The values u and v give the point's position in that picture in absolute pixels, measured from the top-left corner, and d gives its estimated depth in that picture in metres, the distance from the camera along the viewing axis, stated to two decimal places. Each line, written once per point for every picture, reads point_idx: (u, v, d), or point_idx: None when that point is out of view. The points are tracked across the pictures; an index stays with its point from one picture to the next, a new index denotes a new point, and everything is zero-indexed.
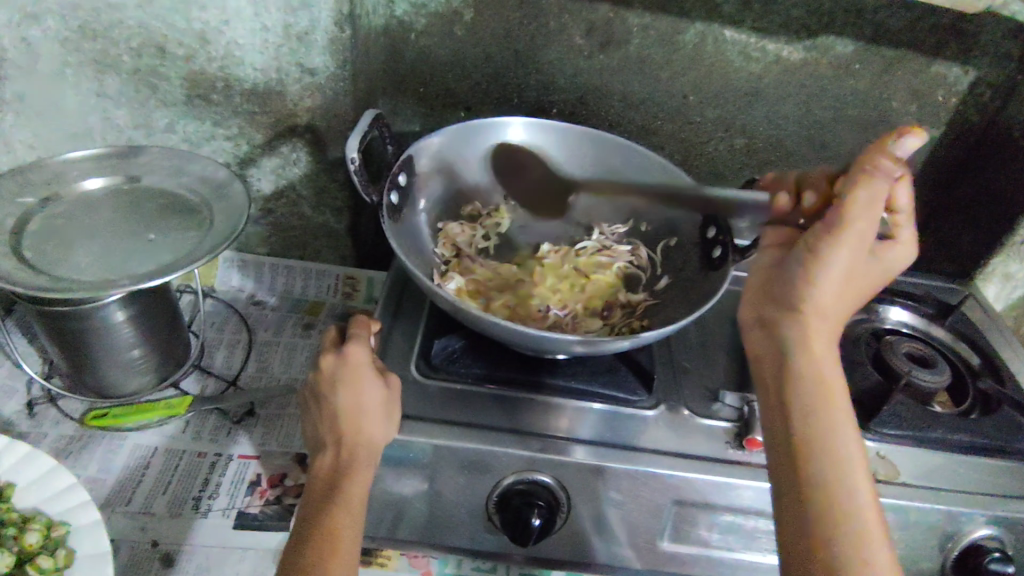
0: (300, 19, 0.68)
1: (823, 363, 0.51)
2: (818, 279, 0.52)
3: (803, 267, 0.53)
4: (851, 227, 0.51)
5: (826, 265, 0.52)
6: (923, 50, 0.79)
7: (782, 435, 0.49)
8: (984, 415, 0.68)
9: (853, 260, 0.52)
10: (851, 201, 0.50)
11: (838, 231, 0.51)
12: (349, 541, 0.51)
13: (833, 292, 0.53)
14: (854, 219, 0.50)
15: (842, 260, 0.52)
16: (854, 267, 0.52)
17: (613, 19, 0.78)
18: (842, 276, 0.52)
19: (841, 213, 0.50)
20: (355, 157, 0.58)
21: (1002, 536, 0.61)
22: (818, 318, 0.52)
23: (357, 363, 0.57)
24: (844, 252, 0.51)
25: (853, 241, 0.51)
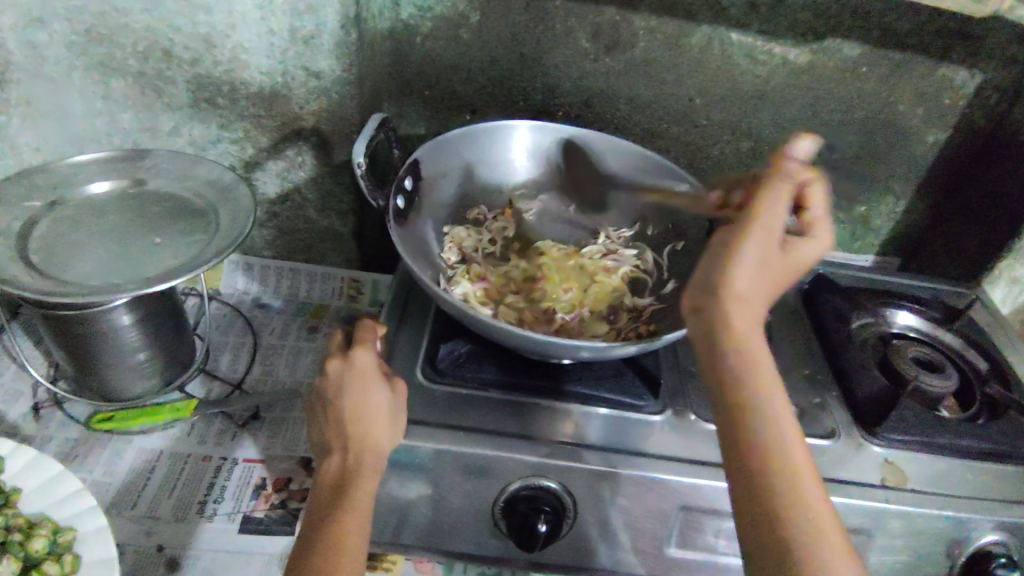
0: (307, 22, 0.68)
1: (751, 358, 0.45)
2: (735, 276, 0.46)
3: (710, 265, 0.48)
4: (763, 219, 0.47)
5: (739, 263, 0.46)
6: (930, 54, 0.79)
7: (732, 443, 0.44)
8: (992, 420, 0.68)
9: (773, 253, 0.47)
10: (763, 193, 0.47)
11: (752, 223, 0.47)
12: (355, 546, 0.51)
13: (764, 285, 0.47)
14: (768, 210, 0.47)
15: (762, 255, 0.47)
16: (772, 260, 0.47)
17: (619, 22, 0.78)
18: (763, 269, 0.47)
19: (755, 208, 0.47)
20: (361, 161, 0.58)
21: (1010, 543, 0.61)
22: (754, 307, 0.47)
23: (362, 368, 0.57)
24: (761, 246, 0.47)
25: (768, 233, 0.47)
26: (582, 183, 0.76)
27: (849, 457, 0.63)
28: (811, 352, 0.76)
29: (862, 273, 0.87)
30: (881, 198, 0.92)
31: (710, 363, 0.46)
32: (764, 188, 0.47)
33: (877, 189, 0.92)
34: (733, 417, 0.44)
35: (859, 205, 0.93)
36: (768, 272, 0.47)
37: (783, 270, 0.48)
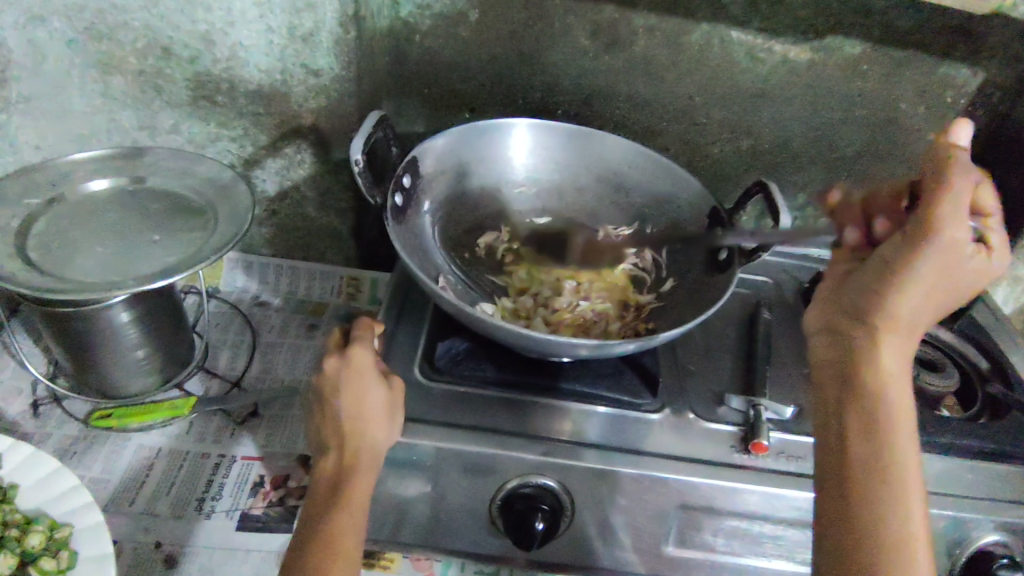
0: (305, 20, 0.68)
1: (891, 370, 0.46)
2: (897, 293, 0.47)
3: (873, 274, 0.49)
4: (945, 238, 0.45)
5: (902, 274, 0.47)
6: (931, 51, 0.78)
7: (844, 439, 0.45)
8: (992, 420, 0.68)
9: (943, 276, 0.46)
10: (935, 206, 0.46)
11: (926, 238, 0.46)
12: (352, 544, 0.51)
13: (918, 304, 0.47)
14: (947, 228, 0.45)
15: (925, 274, 0.46)
16: (936, 280, 0.46)
17: (619, 20, 0.78)
18: (923, 287, 0.46)
19: (928, 220, 0.46)
20: (359, 158, 0.58)
21: (1012, 543, 0.60)
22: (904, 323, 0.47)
23: (360, 366, 0.57)
24: (936, 265, 0.46)
25: (944, 255, 0.46)
26: (582, 181, 0.76)
27: None
28: None
29: None
30: None
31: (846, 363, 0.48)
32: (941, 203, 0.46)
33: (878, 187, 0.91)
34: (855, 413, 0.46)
35: None
36: (932, 289, 0.46)
37: (947, 285, 0.47)
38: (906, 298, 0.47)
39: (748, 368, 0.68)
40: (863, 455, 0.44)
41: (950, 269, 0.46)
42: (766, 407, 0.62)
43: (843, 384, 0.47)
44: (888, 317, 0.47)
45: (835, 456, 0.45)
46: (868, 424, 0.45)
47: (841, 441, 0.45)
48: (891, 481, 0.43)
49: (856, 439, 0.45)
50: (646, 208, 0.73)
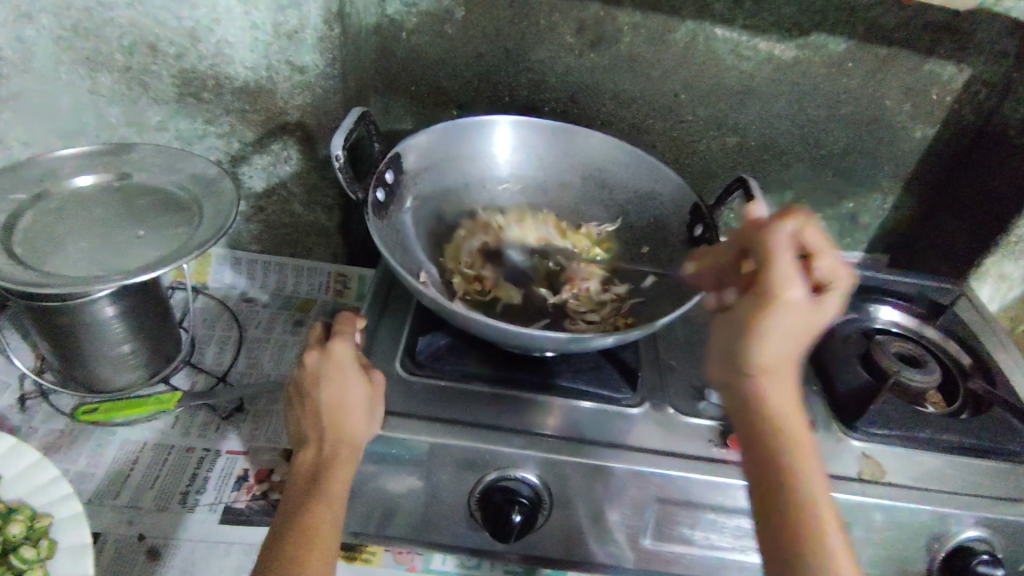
0: (290, 17, 0.68)
1: (775, 414, 0.46)
2: (757, 344, 0.46)
3: (739, 338, 0.47)
4: (784, 295, 0.45)
5: (757, 328, 0.46)
6: (916, 48, 0.79)
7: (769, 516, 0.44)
8: (974, 416, 0.68)
9: (807, 323, 0.46)
10: (764, 259, 0.46)
11: (768, 300, 0.45)
12: (328, 535, 0.51)
13: (790, 355, 0.46)
14: (783, 285, 0.45)
15: (789, 327, 0.45)
16: (801, 331, 0.46)
17: (604, 17, 0.78)
18: (790, 342, 0.46)
19: (767, 279, 0.46)
20: (339, 154, 0.58)
21: (991, 538, 0.60)
22: (786, 377, 0.47)
23: (340, 360, 0.57)
24: (786, 320, 0.45)
25: (796, 310, 0.45)
26: (565, 178, 0.76)
27: (826, 450, 0.63)
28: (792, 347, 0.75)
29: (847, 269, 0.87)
30: (869, 194, 0.93)
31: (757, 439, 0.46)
32: (768, 261, 0.46)
33: (864, 184, 0.92)
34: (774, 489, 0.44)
35: (846, 201, 0.94)
36: (793, 340, 0.46)
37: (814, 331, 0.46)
38: (770, 340, 0.45)
39: None
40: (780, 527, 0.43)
41: (813, 314, 0.46)
42: None
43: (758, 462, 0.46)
44: (768, 378, 0.47)
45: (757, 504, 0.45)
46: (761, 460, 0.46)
47: (761, 487, 0.45)
48: (817, 539, 0.42)
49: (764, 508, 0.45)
50: (630, 203, 0.73)
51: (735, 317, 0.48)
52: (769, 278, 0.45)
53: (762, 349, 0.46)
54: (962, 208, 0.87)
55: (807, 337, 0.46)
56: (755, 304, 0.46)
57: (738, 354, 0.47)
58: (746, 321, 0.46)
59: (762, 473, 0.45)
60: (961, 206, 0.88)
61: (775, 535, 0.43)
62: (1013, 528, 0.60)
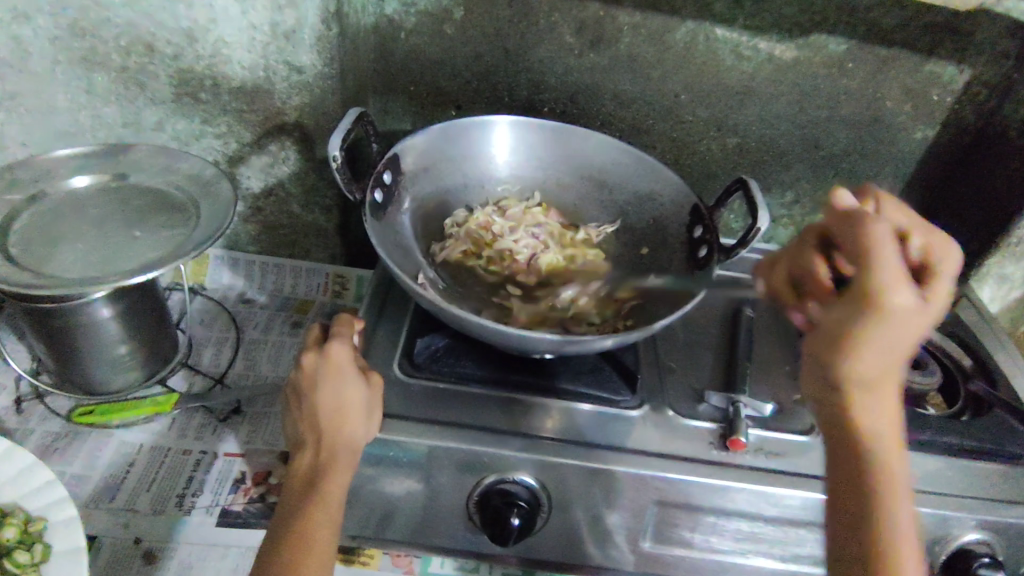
0: (288, 17, 0.68)
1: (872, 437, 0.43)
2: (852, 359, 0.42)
3: (831, 344, 0.43)
4: (890, 301, 0.41)
5: (856, 342, 0.42)
6: (917, 49, 0.78)
7: (852, 539, 0.42)
8: (975, 417, 0.68)
9: (911, 334, 0.41)
10: (869, 258, 0.42)
11: (870, 306, 0.41)
12: (326, 538, 0.51)
13: (894, 364, 0.43)
14: (887, 289, 0.41)
15: (899, 336, 0.41)
16: (908, 339, 0.41)
17: (603, 17, 0.78)
18: (894, 350, 0.42)
19: (870, 280, 0.41)
20: (337, 155, 0.58)
21: (993, 541, 0.60)
22: (885, 386, 0.44)
23: (339, 362, 0.57)
24: (892, 328, 0.41)
25: (902, 319, 0.41)
26: (564, 178, 0.76)
27: None
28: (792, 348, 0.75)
29: None
30: None
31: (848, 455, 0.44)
32: (870, 263, 0.42)
33: (865, 184, 0.91)
34: (861, 513, 0.42)
35: None
36: (899, 350, 0.41)
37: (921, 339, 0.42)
38: (869, 355, 0.42)
39: (728, 365, 0.68)
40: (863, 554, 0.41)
41: (923, 321, 0.41)
42: (746, 404, 0.62)
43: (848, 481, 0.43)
44: (865, 390, 0.43)
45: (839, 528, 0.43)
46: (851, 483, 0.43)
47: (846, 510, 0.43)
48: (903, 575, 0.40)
49: (846, 532, 0.43)
50: (629, 204, 0.72)
51: (826, 324, 0.44)
52: (871, 286, 0.41)
53: (858, 360, 0.42)
54: (963, 208, 0.87)
55: (913, 345, 0.42)
56: (853, 307, 0.42)
57: (830, 362, 0.43)
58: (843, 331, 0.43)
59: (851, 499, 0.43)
60: (961, 206, 0.87)
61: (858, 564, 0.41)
62: (1015, 531, 0.59)
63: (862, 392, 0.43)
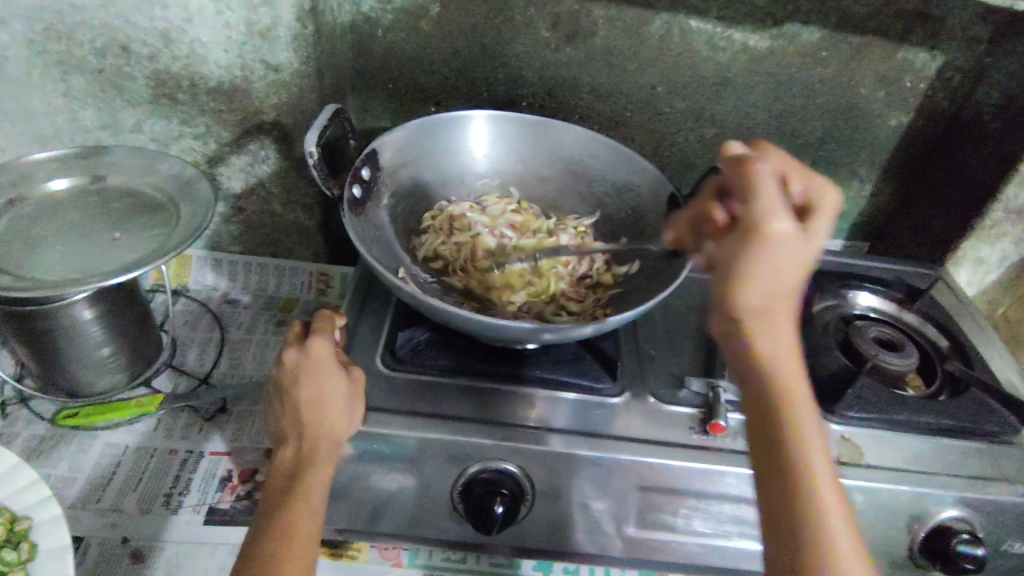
0: (263, 15, 0.68)
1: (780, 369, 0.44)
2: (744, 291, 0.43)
3: (723, 282, 0.44)
4: (772, 230, 0.43)
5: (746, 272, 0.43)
6: (889, 37, 0.79)
7: (773, 474, 0.43)
8: (953, 397, 0.68)
9: (792, 261, 0.43)
10: (751, 198, 0.44)
11: (755, 236, 0.43)
12: (309, 531, 0.52)
13: (782, 293, 0.44)
14: (768, 218, 0.43)
15: (784, 265, 0.43)
16: (791, 269, 0.43)
17: (578, 11, 0.79)
18: (781, 280, 0.43)
19: (754, 213, 0.44)
20: (313, 150, 0.58)
21: (970, 518, 0.61)
22: (782, 318, 0.45)
23: (318, 357, 0.57)
24: (774, 258, 0.43)
25: (784, 247, 0.43)
26: (543, 171, 0.76)
27: None
28: None
29: (827, 257, 0.88)
30: (846, 181, 0.93)
31: (761, 394, 0.45)
32: (753, 196, 0.44)
33: (841, 172, 0.93)
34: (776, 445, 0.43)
35: None
36: (785, 279, 0.43)
37: (803, 268, 0.44)
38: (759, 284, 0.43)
39: (708, 351, 0.69)
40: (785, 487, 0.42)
41: (803, 251, 0.43)
42: (725, 389, 0.63)
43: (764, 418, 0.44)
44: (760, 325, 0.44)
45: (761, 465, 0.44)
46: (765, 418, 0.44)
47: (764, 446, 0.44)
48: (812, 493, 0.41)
49: (769, 468, 0.43)
50: (608, 195, 0.73)
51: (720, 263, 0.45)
52: (755, 219, 0.43)
53: (749, 292, 0.43)
54: (940, 193, 0.88)
55: (798, 273, 0.43)
56: (741, 238, 0.44)
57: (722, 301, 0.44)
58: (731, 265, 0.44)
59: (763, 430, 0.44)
60: (938, 191, 0.88)
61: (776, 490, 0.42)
62: (992, 508, 0.60)
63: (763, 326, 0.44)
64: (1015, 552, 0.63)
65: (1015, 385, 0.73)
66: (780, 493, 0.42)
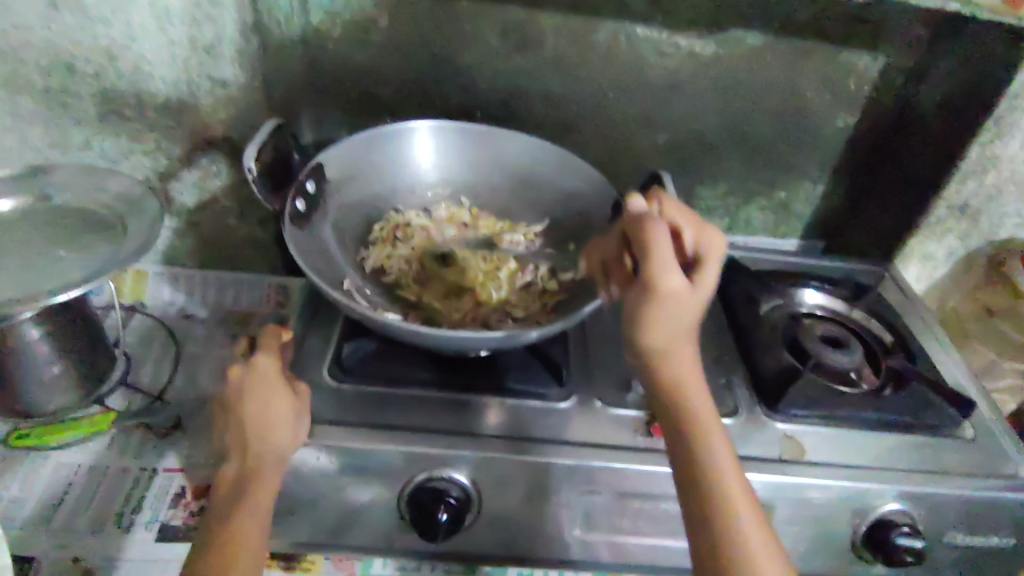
0: (206, 32, 0.71)
1: (687, 390, 0.52)
2: (647, 329, 0.51)
3: (631, 322, 0.53)
4: (664, 283, 0.51)
5: (647, 315, 0.51)
6: (832, 40, 0.81)
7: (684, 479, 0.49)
8: (895, 392, 0.70)
9: (683, 304, 0.51)
10: (646, 252, 0.52)
11: (650, 288, 0.51)
12: (253, 544, 0.52)
13: (680, 333, 0.52)
14: (661, 272, 0.51)
15: (677, 308, 0.51)
16: (683, 315, 0.52)
17: (526, 21, 0.80)
18: (678, 323, 0.52)
19: (648, 270, 0.52)
20: (252, 167, 0.61)
21: (910, 511, 0.62)
22: (682, 348, 0.53)
23: (264, 374, 0.58)
24: (668, 302, 0.51)
25: (674, 293, 0.51)
26: (493, 180, 0.77)
27: (749, 433, 0.65)
28: (722, 335, 0.77)
29: (779, 258, 0.90)
30: (798, 183, 0.94)
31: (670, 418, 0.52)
32: (649, 250, 0.52)
33: (794, 174, 0.94)
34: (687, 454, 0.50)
35: (778, 190, 0.95)
36: (681, 322, 0.52)
37: (694, 310, 0.52)
38: (658, 323, 0.51)
39: None
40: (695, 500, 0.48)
41: (691, 296, 0.52)
42: None
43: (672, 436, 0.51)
44: (664, 355, 0.52)
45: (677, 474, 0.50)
46: (673, 432, 0.51)
47: (677, 458, 0.50)
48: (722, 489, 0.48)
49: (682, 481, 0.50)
50: (556, 202, 0.74)
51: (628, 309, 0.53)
52: (650, 272, 0.51)
53: (649, 333, 0.52)
54: (888, 194, 0.89)
55: (691, 316, 0.52)
56: (640, 289, 0.52)
57: (633, 338, 0.52)
58: (635, 311, 0.52)
59: (675, 444, 0.51)
60: (887, 192, 0.89)
61: (689, 491, 0.49)
62: (931, 500, 0.62)
63: (663, 354, 0.52)
64: (958, 544, 0.64)
65: (958, 380, 0.75)
66: (696, 506, 0.48)
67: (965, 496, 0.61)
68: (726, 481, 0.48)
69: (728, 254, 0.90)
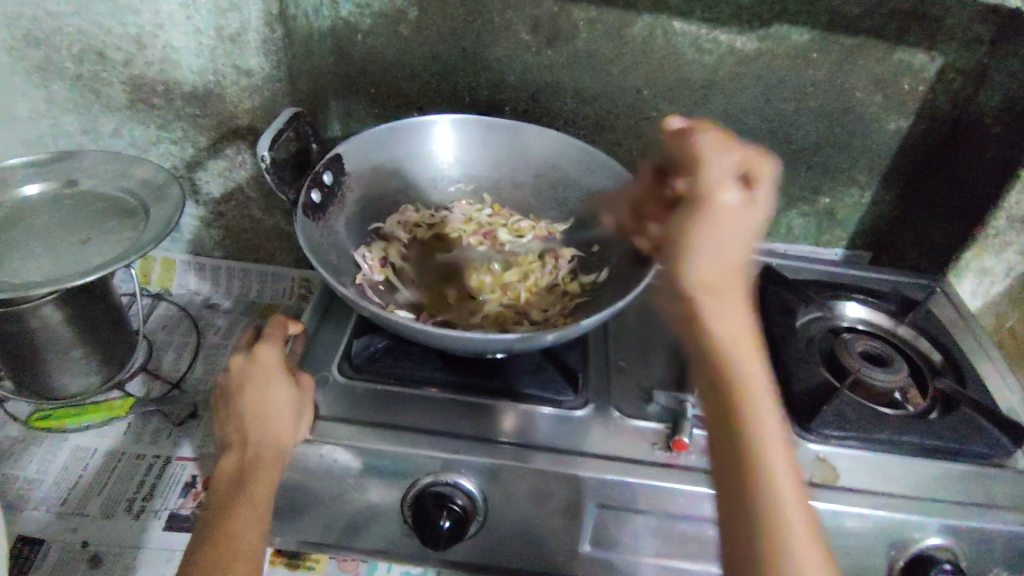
0: (231, 20, 0.68)
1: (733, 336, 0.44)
2: (691, 258, 0.43)
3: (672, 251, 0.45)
4: (718, 201, 0.44)
5: (694, 241, 0.44)
6: (885, 37, 0.76)
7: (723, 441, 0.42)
8: (942, 415, 0.65)
9: (739, 229, 0.44)
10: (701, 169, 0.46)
11: (705, 207, 0.44)
12: (252, 537, 0.51)
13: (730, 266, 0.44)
14: (719, 190, 0.44)
15: (732, 233, 0.44)
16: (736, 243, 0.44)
17: (558, 13, 0.77)
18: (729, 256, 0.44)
19: (703, 186, 0.45)
20: (265, 155, 0.59)
21: (953, 545, 0.57)
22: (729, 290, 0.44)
23: (266, 364, 0.57)
24: (722, 227, 0.44)
25: (729, 214, 0.44)
26: (517, 176, 0.75)
27: None
28: None
29: (820, 267, 0.85)
30: (844, 189, 0.89)
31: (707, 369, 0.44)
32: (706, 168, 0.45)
33: (839, 180, 0.89)
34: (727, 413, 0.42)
35: (822, 196, 0.90)
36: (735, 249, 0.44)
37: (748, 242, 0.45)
38: (706, 250, 0.43)
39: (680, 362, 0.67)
40: (735, 466, 0.41)
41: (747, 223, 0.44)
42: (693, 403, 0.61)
43: (710, 392, 0.43)
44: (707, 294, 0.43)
45: (715, 434, 0.43)
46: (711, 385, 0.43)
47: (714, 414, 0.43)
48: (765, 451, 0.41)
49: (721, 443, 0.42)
50: (581, 201, 0.71)
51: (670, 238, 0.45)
52: (706, 192, 0.44)
53: (697, 263, 0.43)
54: (944, 201, 0.84)
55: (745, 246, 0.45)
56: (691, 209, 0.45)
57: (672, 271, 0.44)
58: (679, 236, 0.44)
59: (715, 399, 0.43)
60: (942, 199, 0.84)
61: (729, 455, 0.41)
62: (977, 535, 0.57)
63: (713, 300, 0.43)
64: None
65: (1011, 406, 0.69)
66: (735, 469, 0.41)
67: (1015, 532, 0.56)
68: (768, 446, 0.41)
69: (765, 262, 0.86)
